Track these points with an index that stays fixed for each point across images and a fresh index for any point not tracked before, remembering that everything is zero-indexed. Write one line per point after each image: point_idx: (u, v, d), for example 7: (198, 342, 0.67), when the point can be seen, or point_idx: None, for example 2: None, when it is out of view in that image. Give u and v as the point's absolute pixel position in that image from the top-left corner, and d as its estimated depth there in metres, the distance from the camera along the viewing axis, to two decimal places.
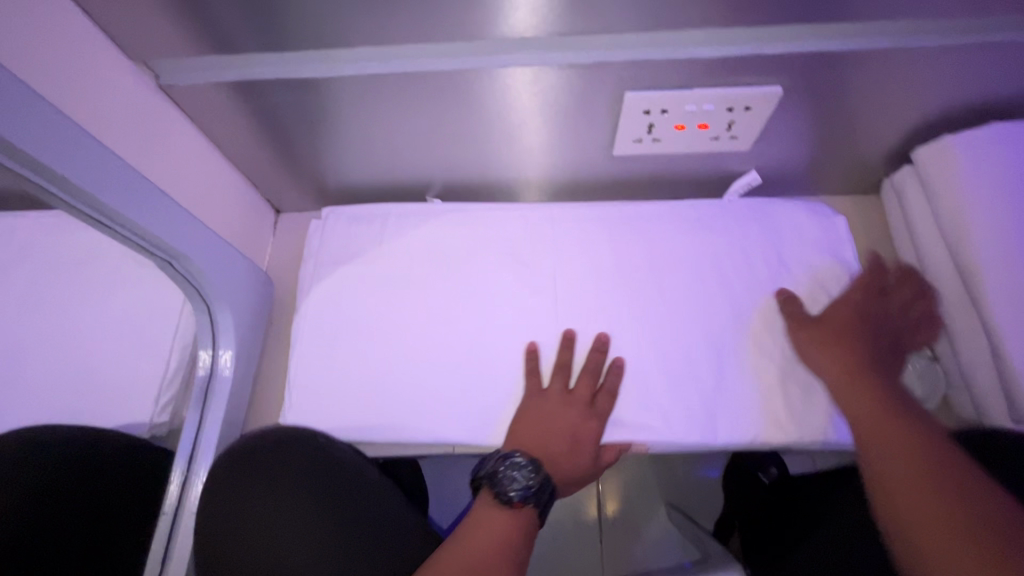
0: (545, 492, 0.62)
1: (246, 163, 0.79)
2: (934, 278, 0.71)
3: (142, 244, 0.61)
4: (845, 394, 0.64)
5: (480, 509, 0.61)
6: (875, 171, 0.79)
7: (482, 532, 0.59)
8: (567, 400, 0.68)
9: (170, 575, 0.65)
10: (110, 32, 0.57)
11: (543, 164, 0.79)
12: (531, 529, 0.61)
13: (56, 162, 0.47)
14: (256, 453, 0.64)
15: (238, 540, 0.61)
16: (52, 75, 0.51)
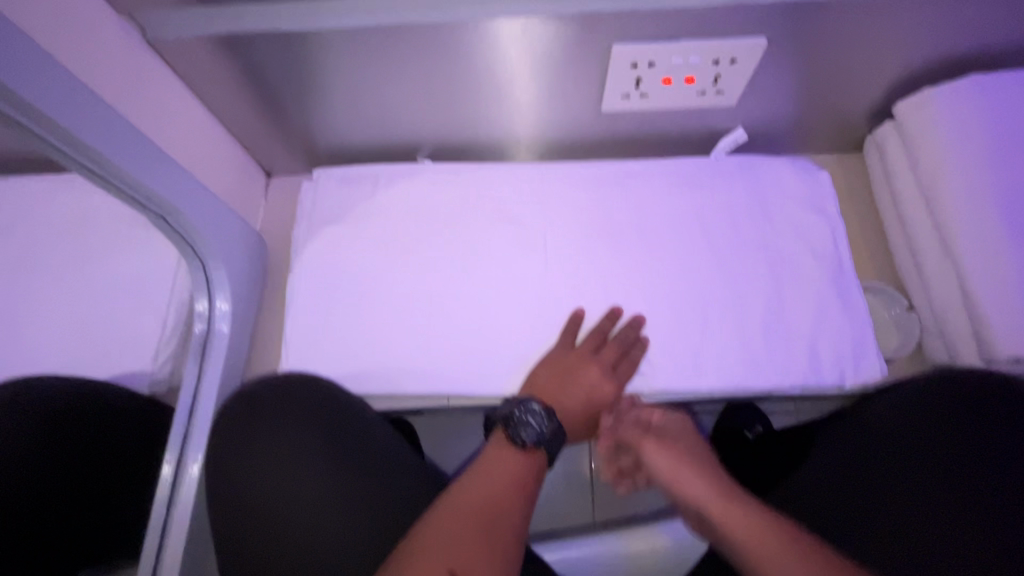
0: (557, 440, 0.63)
1: (236, 124, 0.79)
2: (911, 229, 0.73)
3: (137, 199, 0.61)
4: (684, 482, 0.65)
5: (492, 451, 0.61)
6: (859, 128, 0.81)
7: (497, 471, 0.58)
8: (593, 362, 0.70)
9: (177, 516, 0.66)
10: None
11: (533, 123, 0.79)
12: (541, 472, 0.61)
13: (53, 110, 0.47)
14: (264, 397, 0.65)
15: (248, 476, 0.62)
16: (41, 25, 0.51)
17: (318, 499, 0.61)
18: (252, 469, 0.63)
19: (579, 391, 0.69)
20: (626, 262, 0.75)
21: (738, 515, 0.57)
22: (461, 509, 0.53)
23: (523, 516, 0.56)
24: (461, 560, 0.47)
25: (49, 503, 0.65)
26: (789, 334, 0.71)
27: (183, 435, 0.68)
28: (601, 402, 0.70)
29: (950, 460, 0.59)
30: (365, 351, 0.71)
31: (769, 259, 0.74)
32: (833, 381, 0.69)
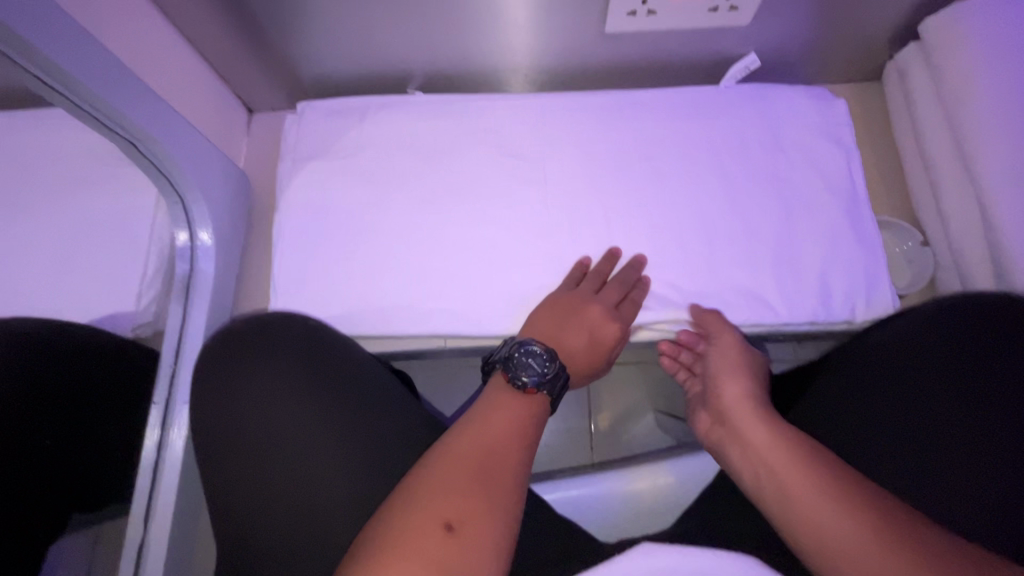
0: (563, 384, 0.59)
1: (210, 51, 0.73)
2: (932, 159, 0.70)
3: (103, 121, 0.57)
4: (731, 400, 0.61)
5: (492, 394, 0.58)
6: (880, 53, 0.75)
7: (498, 413, 0.55)
8: (594, 302, 0.65)
9: (171, 454, 0.67)
10: None
11: (530, 49, 0.73)
12: (546, 414, 0.58)
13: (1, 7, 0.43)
14: (250, 338, 0.63)
15: (237, 421, 0.60)
16: None
17: (303, 433, 0.59)
18: (229, 410, 0.60)
19: (584, 333, 0.66)
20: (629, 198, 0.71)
21: (765, 432, 0.55)
22: (455, 453, 0.50)
23: (524, 459, 0.53)
24: (457, 511, 0.46)
25: (40, 457, 0.63)
26: (799, 269, 0.68)
27: (169, 378, 0.67)
28: (605, 344, 0.66)
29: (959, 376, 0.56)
30: (356, 290, 0.69)
31: (781, 192, 0.71)
32: (843, 315, 0.67)
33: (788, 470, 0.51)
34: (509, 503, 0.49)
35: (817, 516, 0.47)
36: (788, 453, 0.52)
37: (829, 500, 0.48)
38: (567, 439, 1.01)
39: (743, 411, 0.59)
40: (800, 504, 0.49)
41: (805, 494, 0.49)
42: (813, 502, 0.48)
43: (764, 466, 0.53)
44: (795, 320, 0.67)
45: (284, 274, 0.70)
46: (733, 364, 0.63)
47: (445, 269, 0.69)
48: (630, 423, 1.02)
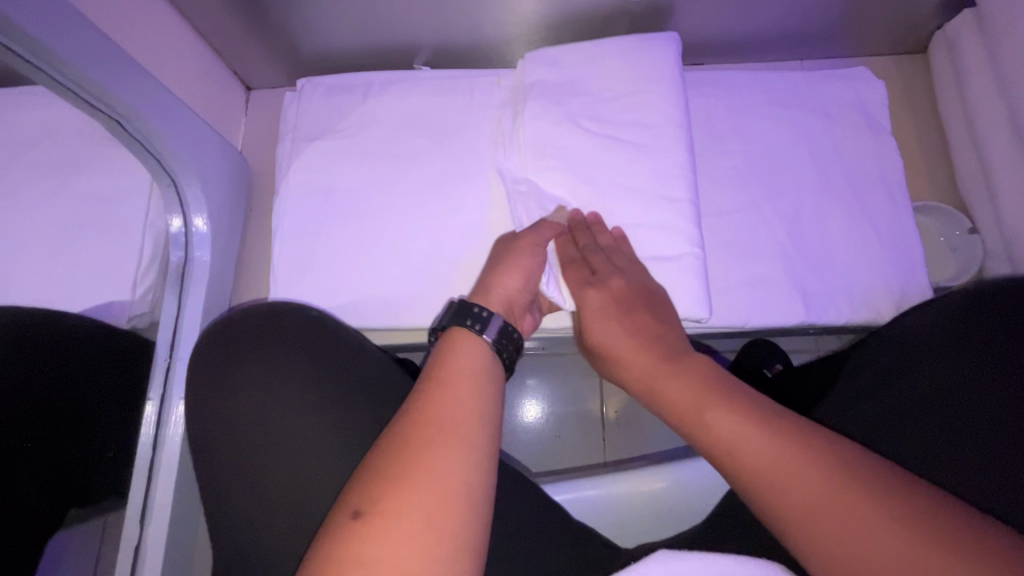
0: (443, 311, 0.55)
1: (205, 23, 0.69)
2: (983, 138, 0.64)
3: (88, 100, 0.52)
4: (646, 370, 0.53)
5: (438, 358, 0.49)
6: (927, 22, 0.69)
7: (454, 364, 0.48)
8: None
9: (165, 452, 0.66)
10: None
11: (546, 19, 0.68)
12: (449, 339, 0.51)
13: None
14: (243, 324, 0.60)
15: (229, 413, 0.57)
16: None
17: (296, 418, 0.56)
18: (217, 381, 0.58)
19: (492, 261, 0.59)
20: (605, 132, 0.62)
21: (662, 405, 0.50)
22: (391, 431, 0.42)
23: (489, 420, 0.44)
24: (366, 493, 0.38)
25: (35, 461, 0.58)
26: (834, 257, 0.63)
27: (165, 375, 0.67)
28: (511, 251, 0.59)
29: (983, 373, 0.49)
30: (359, 280, 0.65)
31: (822, 175, 0.66)
32: (887, 311, 0.62)
33: (718, 415, 0.45)
34: (454, 469, 0.40)
35: (753, 457, 0.41)
36: (697, 402, 0.47)
37: (787, 453, 0.40)
38: (578, 435, 0.98)
39: (641, 373, 0.54)
40: (759, 465, 0.41)
41: (749, 439, 0.42)
42: (746, 445, 0.42)
43: (686, 418, 0.48)
44: (832, 314, 0.62)
45: (285, 262, 0.66)
46: (594, 322, 0.58)
47: (453, 258, 0.65)
48: (642, 412, 0.98)
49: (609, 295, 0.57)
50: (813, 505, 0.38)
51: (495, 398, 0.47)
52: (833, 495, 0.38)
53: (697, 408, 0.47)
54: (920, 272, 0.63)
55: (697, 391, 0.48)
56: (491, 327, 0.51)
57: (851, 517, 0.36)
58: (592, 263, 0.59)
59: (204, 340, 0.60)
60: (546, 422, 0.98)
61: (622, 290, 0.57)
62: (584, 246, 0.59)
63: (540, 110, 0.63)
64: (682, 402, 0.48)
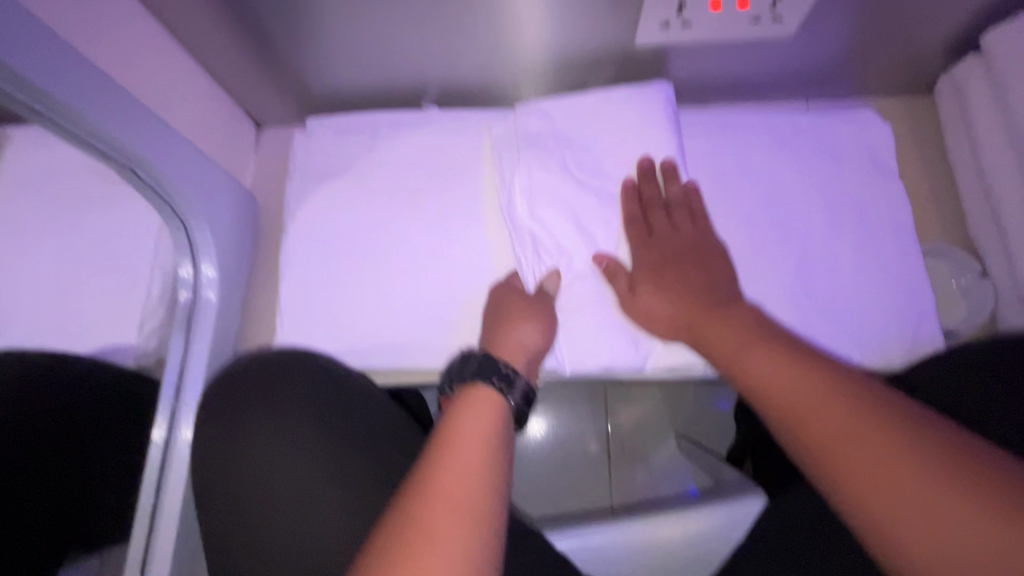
0: (463, 364, 0.54)
1: (218, 65, 0.70)
2: (992, 182, 0.63)
3: (99, 146, 0.53)
4: (705, 324, 0.56)
5: (449, 418, 0.50)
6: (933, 65, 0.69)
7: (465, 418, 0.49)
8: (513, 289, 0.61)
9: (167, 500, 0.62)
10: None
11: (553, 61, 0.69)
12: (476, 394, 0.51)
13: None
14: (247, 377, 0.60)
15: (237, 469, 0.56)
16: None
17: (306, 473, 0.56)
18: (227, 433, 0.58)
19: (507, 313, 0.59)
20: None
21: (727, 343, 0.53)
22: (401, 503, 0.42)
23: (493, 452, 0.46)
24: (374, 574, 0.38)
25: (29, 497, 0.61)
26: (843, 302, 0.63)
27: (168, 418, 0.63)
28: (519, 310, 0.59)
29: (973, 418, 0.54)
30: (365, 321, 0.65)
31: (830, 218, 0.66)
32: (898, 358, 0.61)
33: (759, 357, 0.51)
34: (461, 544, 0.39)
35: (795, 394, 0.47)
36: (755, 349, 0.51)
37: (829, 399, 0.46)
38: (585, 469, 0.96)
39: (683, 314, 0.57)
40: (801, 402, 0.47)
41: (792, 386, 0.48)
42: (781, 378, 0.48)
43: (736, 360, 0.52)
44: (842, 360, 0.61)
45: (291, 302, 0.66)
46: (644, 274, 0.59)
47: (460, 300, 0.65)
48: (649, 446, 0.97)
49: (663, 250, 0.60)
50: (847, 448, 0.43)
51: (504, 464, 0.46)
52: (873, 446, 0.42)
53: (758, 361, 0.50)
54: (931, 318, 0.62)
55: (740, 333, 0.53)
56: (516, 391, 0.52)
57: (881, 464, 0.41)
58: (652, 220, 0.61)
59: (204, 395, 0.60)
60: (551, 454, 0.97)
61: (683, 244, 0.59)
62: (651, 203, 0.61)
63: (537, 161, 0.64)
64: (751, 348, 0.52)
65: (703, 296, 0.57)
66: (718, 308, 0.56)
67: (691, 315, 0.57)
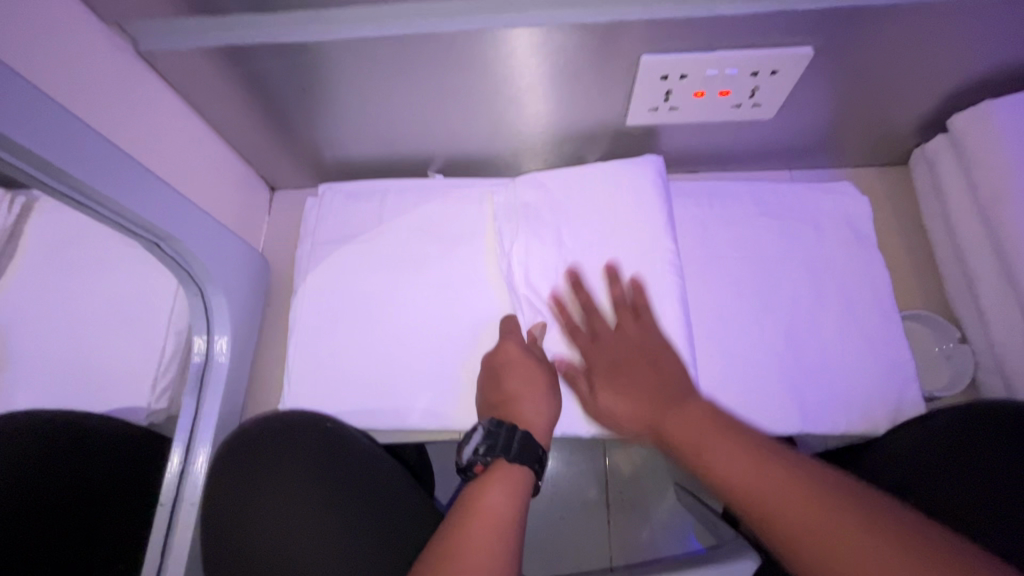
0: (508, 437, 0.58)
1: (237, 139, 0.75)
2: (967, 253, 0.67)
3: (127, 225, 0.56)
4: (664, 418, 0.56)
5: (474, 492, 0.55)
6: (906, 140, 0.74)
7: (490, 495, 0.54)
8: (511, 344, 0.64)
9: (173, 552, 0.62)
10: (93, 5, 0.53)
11: (551, 134, 0.74)
12: (520, 472, 0.57)
13: (43, 147, 0.43)
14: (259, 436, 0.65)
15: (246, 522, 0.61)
16: (33, 52, 0.47)
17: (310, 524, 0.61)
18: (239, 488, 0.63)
19: (520, 379, 0.61)
20: (597, 247, 0.65)
21: (686, 439, 0.54)
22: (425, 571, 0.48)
23: (520, 511, 0.54)
24: None
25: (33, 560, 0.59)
26: (830, 368, 0.65)
27: (176, 482, 0.65)
28: (527, 375, 0.61)
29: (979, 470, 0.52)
30: (370, 382, 0.68)
31: (815, 286, 0.69)
32: (884, 422, 0.63)
33: (714, 449, 0.52)
34: None
35: (766, 487, 0.47)
36: (715, 441, 0.52)
37: (797, 487, 0.47)
38: (584, 521, 0.96)
39: (639, 416, 0.58)
40: (773, 494, 0.47)
41: (758, 479, 0.48)
42: (742, 477, 0.49)
43: (696, 456, 0.53)
44: (829, 426, 0.63)
45: (299, 362, 0.69)
46: (597, 375, 0.62)
47: (462, 362, 0.68)
48: (650, 501, 0.97)
49: (610, 352, 0.62)
50: (824, 538, 0.43)
51: (518, 546, 0.52)
52: (861, 537, 0.42)
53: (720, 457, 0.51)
54: (914, 382, 0.65)
55: (702, 430, 0.54)
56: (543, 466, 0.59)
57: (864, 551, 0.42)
58: (597, 323, 0.63)
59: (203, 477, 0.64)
60: (552, 509, 0.97)
61: (626, 344, 0.61)
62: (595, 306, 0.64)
63: (534, 236, 0.67)
64: (711, 441, 0.52)
65: (656, 393, 0.58)
66: (673, 402, 0.57)
67: (648, 413, 0.58)
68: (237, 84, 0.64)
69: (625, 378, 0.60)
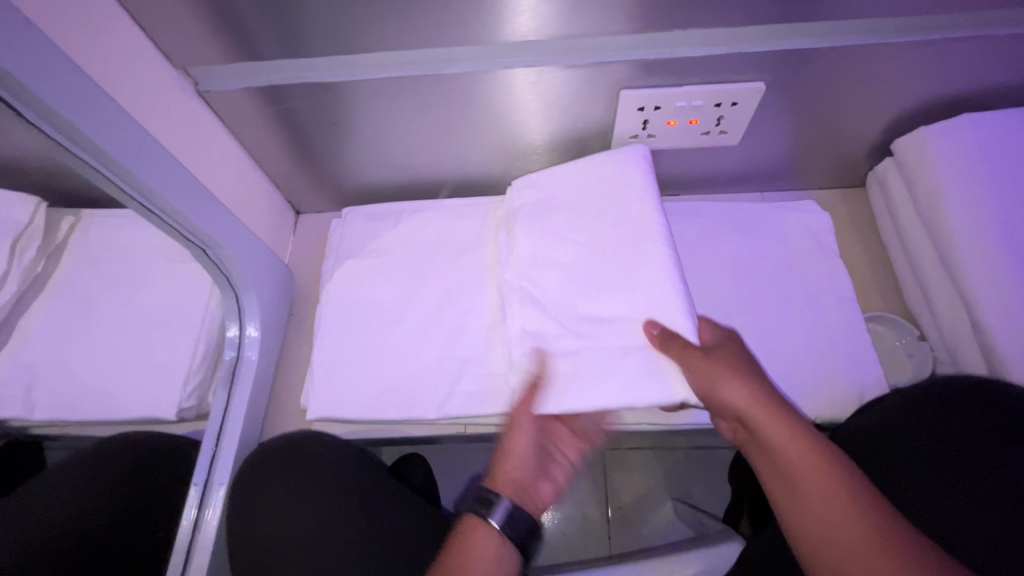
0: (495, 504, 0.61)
1: (271, 167, 0.85)
2: (920, 260, 0.75)
3: (180, 231, 0.65)
4: (766, 423, 0.55)
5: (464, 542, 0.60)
6: (861, 164, 0.84)
7: (476, 554, 0.58)
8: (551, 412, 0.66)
9: (206, 522, 0.71)
10: (165, 51, 0.64)
11: (546, 159, 0.84)
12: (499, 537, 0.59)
13: (122, 156, 0.53)
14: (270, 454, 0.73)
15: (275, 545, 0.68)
16: (116, 88, 0.58)
17: (327, 536, 0.69)
18: (257, 501, 0.70)
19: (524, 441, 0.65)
20: None
21: (793, 441, 0.54)
22: None
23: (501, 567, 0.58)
24: None
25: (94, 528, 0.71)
26: (801, 361, 0.72)
27: (209, 464, 0.73)
28: (531, 434, 0.65)
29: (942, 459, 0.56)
30: (383, 379, 0.75)
31: (783, 288, 0.77)
32: (850, 409, 0.69)
33: (811, 463, 0.52)
34: None
35: (835, 509, 0.51)
36: (810, 453, 0.53)
37: (864, 520, 0.50)
38: (587, 528, 1.01)
39: (750, 409, 0.56)
40: (837, 513, 0.51)
41: (833, 502, 0.51)
42: (828, 498, 0.51)
43: (786, 461, 0.53)
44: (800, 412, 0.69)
45: (321, 362, 0.76)
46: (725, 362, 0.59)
47: (469, 359, 0.75)
48: (648, 507, 1.02)
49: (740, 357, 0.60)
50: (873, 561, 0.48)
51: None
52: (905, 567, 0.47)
53: (809, 469, 0.52)
54: (876, 371, 0.71)
55: (802, 447, 0.54)
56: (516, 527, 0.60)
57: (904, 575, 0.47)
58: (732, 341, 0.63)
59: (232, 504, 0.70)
60: (555, 516, 1.02)
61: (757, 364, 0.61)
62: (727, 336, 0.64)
63: None
64: (811, 451, 0.53)
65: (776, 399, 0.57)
66: (785, 413, 0.56)
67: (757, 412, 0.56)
68: (276, 118, 0.74)
69: (749, 378, 0.58)
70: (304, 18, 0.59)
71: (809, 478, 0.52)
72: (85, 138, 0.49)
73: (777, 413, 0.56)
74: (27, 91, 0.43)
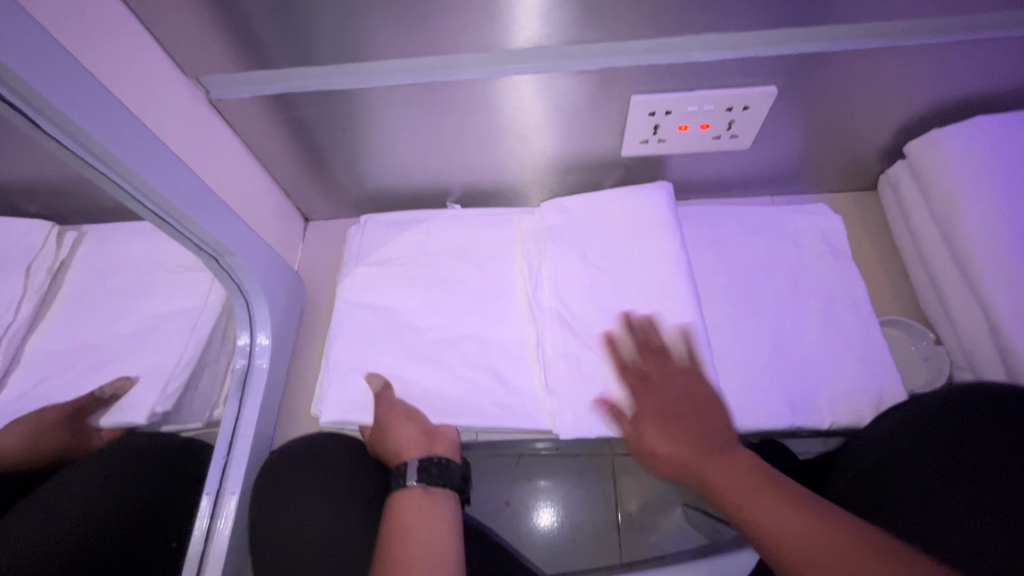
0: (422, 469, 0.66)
1: (280, 174, 0.85)
2: (935, 262, 0.74)
3: (194, 240, 0.65)
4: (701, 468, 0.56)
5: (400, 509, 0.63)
6: (872, 167, 0.84)
7: (411, 507, 0.63)
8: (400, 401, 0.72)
9: (218, 531, 0.71)
10: (178, 61, 0.64)
11: (555, 166, 0.83)
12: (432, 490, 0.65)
13: (136, 164, 0.53)
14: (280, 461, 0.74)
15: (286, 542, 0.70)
16: (130, 98, 0.58)
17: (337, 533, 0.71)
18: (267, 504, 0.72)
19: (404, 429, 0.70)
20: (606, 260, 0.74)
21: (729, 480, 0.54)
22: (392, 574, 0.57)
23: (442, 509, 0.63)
24: None
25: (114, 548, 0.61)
26: (815, 366, 0.71)
27: (221, 471, 0.74)
28: (401, 422, 0.70)
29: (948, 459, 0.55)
30: (393, 386, 0.74)
31: (795, 292, 0.77)
32: (866, 414, 0.68)
33: (756, 503, 0.52)
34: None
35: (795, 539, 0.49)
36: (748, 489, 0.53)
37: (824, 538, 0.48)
38: (596, 536, 0.99)
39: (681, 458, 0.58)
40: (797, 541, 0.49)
41: (789, 530, 0.50)
42: (782, 530, 0.50)
43: (734, 506, 0.53)
44: (816, 417, 0.68)
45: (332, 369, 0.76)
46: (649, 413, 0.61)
47: (479, 365, 0.74)
48: (658, 515, 1.00)
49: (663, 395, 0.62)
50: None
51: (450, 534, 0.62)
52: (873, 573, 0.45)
53: (754, 507, 0.52)
54: (893, 376, 0.71)
55: (738, 484, 0.54)
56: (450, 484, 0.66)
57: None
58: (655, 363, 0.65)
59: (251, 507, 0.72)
60: (564, 525, 1.01)
61: (683, 390, 0.62)
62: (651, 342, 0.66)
63: (560, 252, 0.75)
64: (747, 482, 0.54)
65: (706, 439, 0.58)
66: (716, 451, 0.57)
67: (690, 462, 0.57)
68: (285, 126, 0.75)
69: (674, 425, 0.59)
70: (316, 25, 0.59)
71: (758, 518, 0.52)
72: (102, 148, 0.49)
73: (707, 457, 0.57)
74: (46, 102, 0.44)
